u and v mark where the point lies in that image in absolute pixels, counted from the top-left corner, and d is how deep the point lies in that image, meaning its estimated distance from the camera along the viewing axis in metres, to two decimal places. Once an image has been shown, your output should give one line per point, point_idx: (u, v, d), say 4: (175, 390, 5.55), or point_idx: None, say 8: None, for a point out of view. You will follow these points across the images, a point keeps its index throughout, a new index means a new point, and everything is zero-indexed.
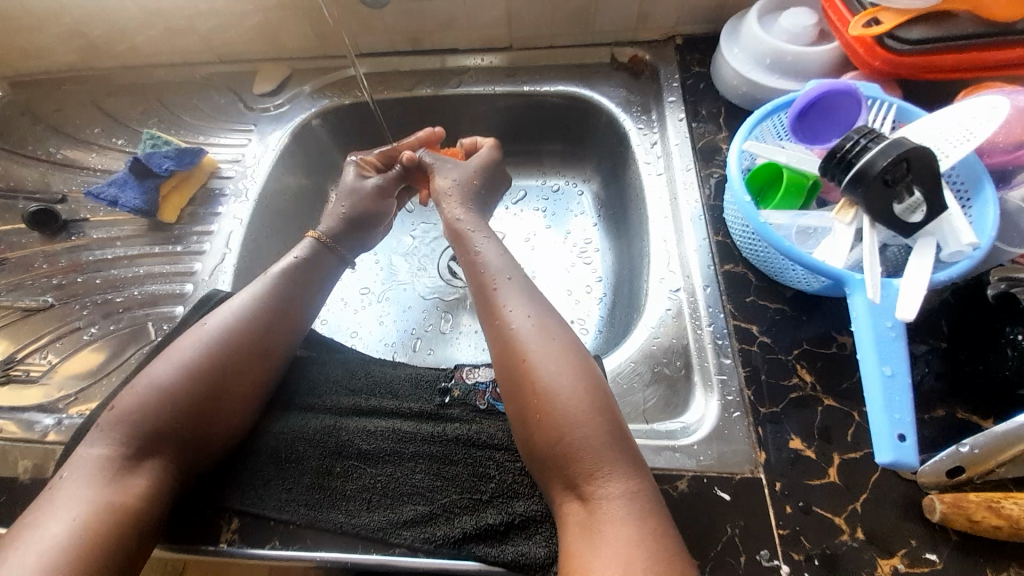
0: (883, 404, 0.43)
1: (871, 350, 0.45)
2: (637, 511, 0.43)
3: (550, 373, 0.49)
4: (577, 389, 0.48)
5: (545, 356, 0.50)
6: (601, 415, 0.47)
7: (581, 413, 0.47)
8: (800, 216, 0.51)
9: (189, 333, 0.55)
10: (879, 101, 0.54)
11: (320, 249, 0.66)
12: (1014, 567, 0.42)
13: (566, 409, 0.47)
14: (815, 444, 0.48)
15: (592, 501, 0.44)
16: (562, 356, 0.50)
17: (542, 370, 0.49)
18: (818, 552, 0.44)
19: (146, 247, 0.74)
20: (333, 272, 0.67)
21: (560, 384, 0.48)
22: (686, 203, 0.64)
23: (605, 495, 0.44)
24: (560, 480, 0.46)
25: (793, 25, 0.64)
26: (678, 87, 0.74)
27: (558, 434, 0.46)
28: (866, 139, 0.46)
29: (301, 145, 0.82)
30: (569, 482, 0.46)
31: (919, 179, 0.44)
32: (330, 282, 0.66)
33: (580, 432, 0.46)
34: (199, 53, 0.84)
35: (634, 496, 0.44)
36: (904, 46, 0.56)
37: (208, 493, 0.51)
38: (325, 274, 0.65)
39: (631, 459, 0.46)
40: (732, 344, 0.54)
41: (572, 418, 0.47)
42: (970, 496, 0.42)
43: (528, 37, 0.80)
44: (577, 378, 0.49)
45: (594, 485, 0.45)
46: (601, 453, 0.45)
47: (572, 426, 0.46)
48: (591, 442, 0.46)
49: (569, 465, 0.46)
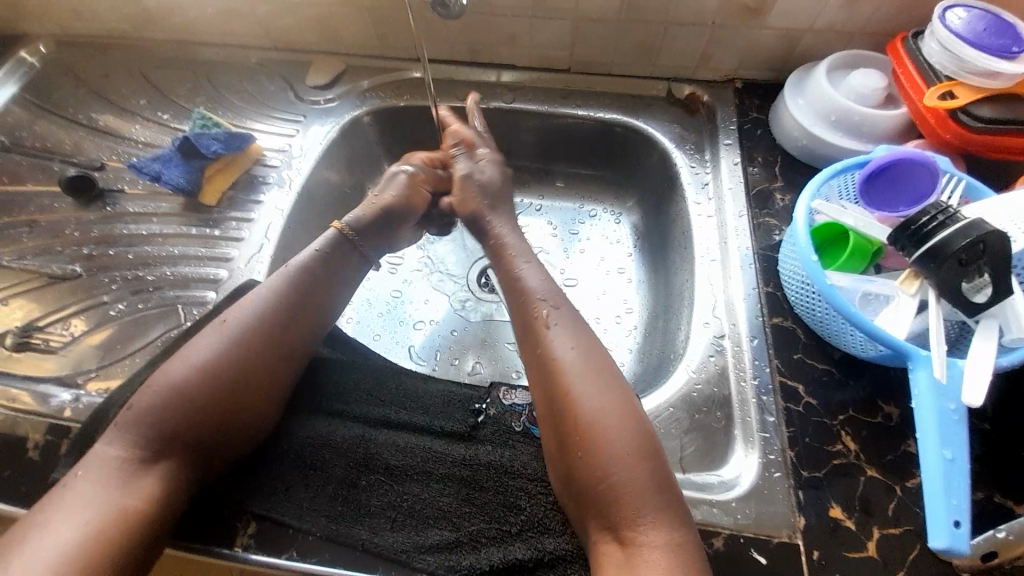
0: (941, 487, 0.44)
1: (934, 433, 0.45)
2: (675, 563, 0.41)
3: (593, 408, 0.48)
4: (620, 428, 0.47)
5: (590, 392, 0.49)
6: (643, 458, 0.46)
7: (625, 453, 0.46)
8: (864, 282, 0.50)
9: (227, 324, 0.53)
10: (948, 175, 0.54)
11: (342, 242, 0.63)
12: None
13: (610, 447, 0.46)
14: (856, 515, 0.46)
15: (632, 547, 0.43)
16: (606, 393, 0.49)
17: (585, 406, 0.48)
18: None
19: (181, 228, 0.72)
20: (356, 270, 0.64)
21: (605, 420, 0.47)
22: (736, 249, 0.64)
23: (646, 541, 0.43)
24: (598, 520, 0.45)
25: (862, 85, 0.64)
26: (735, 130, 0.74)
27: (599, 474, 0.45)
28: (943, 217, 0.46)
29: (347, 141, 0.82)
30: (608, 521, 0.44)
31: (993, 263, 0.44)
32: (350, 279, 0.63)
33: (626, 474, 0.45)
34: (254, 37, 0.84)
35: (674, 546, 0.42)
36: (978, 123, 0.56)
37: (224, 491, 0.49)
38: (345, 269, 0.63)
39: (674, 506, 0.44)
40: (775, 401, 0.53)
41: (615, 457, 0.46)
42: None
43: (587, 64, 0.80)
44: (620, 417, 0.48)
45: (635, 529, 0.43)
46: (644, 497, 0.44)
47: (613, 467, 0.45)
48: (637, 488, 0.45)
49: (608, 505, 0.45)
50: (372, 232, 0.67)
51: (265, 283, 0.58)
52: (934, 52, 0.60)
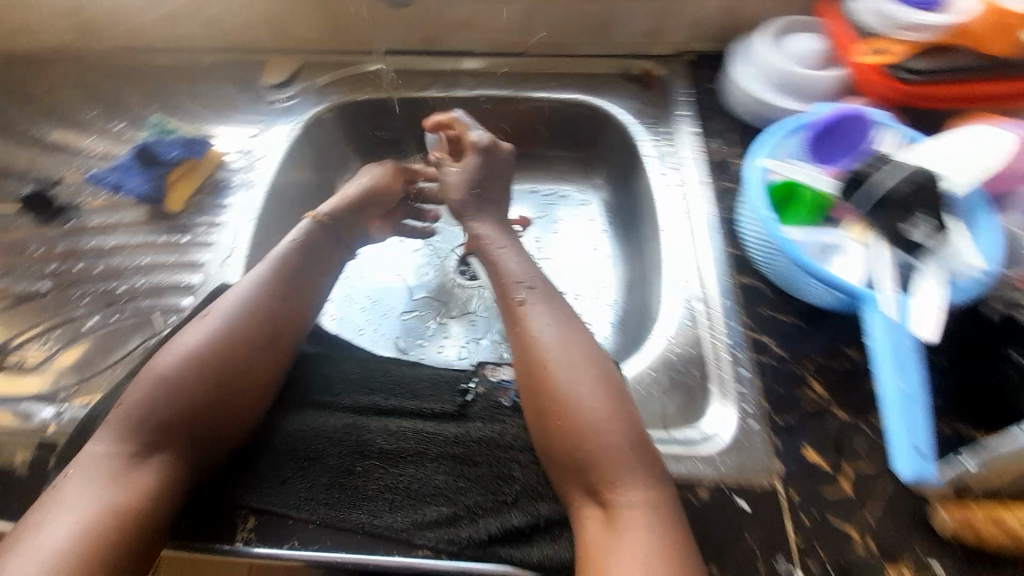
0: (904, 422, 0.46)
1: (891, 367, 0.48)
2: (655, 519, 0.43)
3: (571, 381, 0.50)
4: (597, 397, 0.49)
5: (566, 366, 0.51)
6: (620, 424, 0.48)
7: (603, 420, 0.48)
8: (818, 234, 0.52)
9: (211, 324, 0.54)
10: (888, 127, 0.57)
11: (319, 228, 0.67)
12: None
13: (588, 415, 0.48)
14: (829, 454, 0.48)
15: (613, 509, 0.45)
16: (582, 366, 0.52)
17: (563, 379, 0.51)
18: (833, 563, 0.43)
19: (148, 236, 0.71)
20: (337, 258, 0.68)
21: (583, 392, 0.50)
22: (701, 216, 0.67)
23: (626, 503, 0.45)
24: (580, 486, 0.47)
25: (800, 48, 0.67)
26: (690, 103, 0.76)
27: (579, 441, 0.47)
28: (883, 165, 0.51)
29: (311, 138, 0.81)
30: (588, 487, 0.46)
31: (929, 203, 0.49)
32: (332, 266, 0.67)
33: (603, 439, 0.47)
34: (208, 41, 0.82)
35: (653, 504, 0.44)
36: (911, 77, 0.61)
37: (221, 492, 0.49)
38: (326, 255, 0.66)
39: (653, 468, 0.46)
40: (747, 354, 0.55)
41: (594, 425, 0.48)
42: (973, 507, 0.41)
43: (544, 47, 0.82)
44: (597, 388, 0.50)
45: (614, 491, 0.45)
46: (622, 460, 0.46)
47: (591, 434, 0.47)
48: (615, 452, 0.47)
49: (588, 471, 0.46)
50: (346, 219, 0.71)
51: (251, 274, 0.59)
52: (867, 13, 0.64)
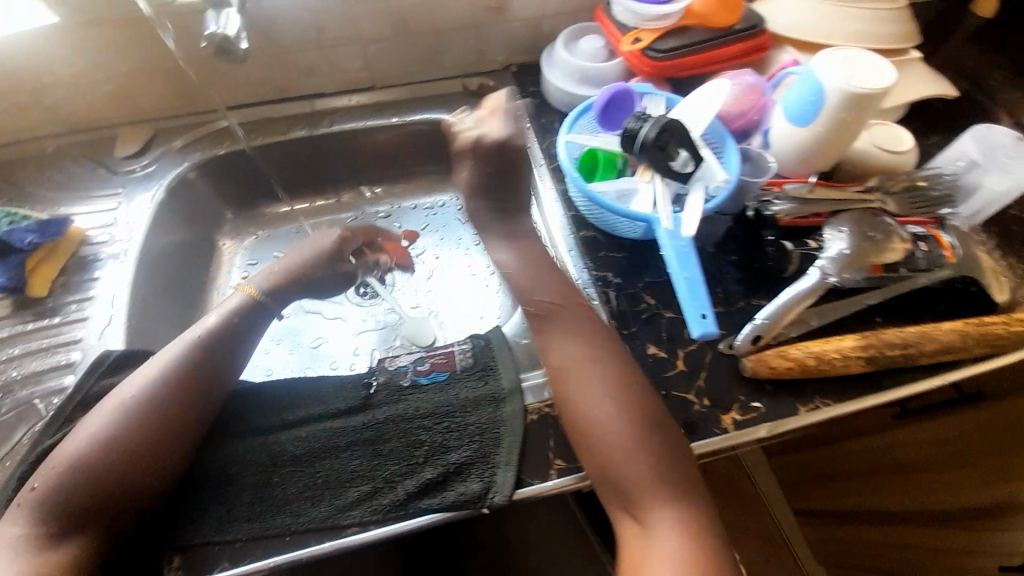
0: (688, 298, 0.58)
1: (675, 261, 0.60)
2: (682, 525, 0.47)
3: (596, 408, 0.52)
4: (620, 419, 0.51)
5: (593, 393, 0.52)
6: (646, 441, 0.50)
7: (627, 442, 0.50)
8: (617, 182, 0.65)
9: (117, 411, 0.52)
10: (651, 96, 0.72)
11: (249, 302, 0.67)
12: (817, 399, 0.55)
13: (616, 439, 0.50)
14: (666, 346, 0.60)
15: (647, 522, 0.48)
16: (608, 387, 0.52)
17: (589, 407, 0.52)
18: (681, 423, 0.54)
19: (15, 327, 0.69)
20: (259, 323, 0.67)
21: (606, 417, 0.51)
22: (545, 190, 0.77)
23: (657, 517, 0.48)
24: (618, 504, 0.50)
25: (589, 47, 0.81)
26: (521, 103, 0.89)
27: (610, 466, 0.50)
28: (642, 121, 0.63)
29: (179, 199, 0.83)
30: (626, 507, 0.49)
31: (681, 143, 0.62)
32: (257, 333, 0.67)
33: (631, 460, 0.49)
34: (48, 125, 0.82)
35: (682, 511, 0.48)
36: (660, 55, 0.76)
37: (151, 544, 0.50)
38: (249, 324, 0.66)
39: (681, 475, 0.49)
40: (596, 288, 0.66)
41: (620, 446, 0.50)
42: (767, 351, 0.55)
43: (388, 78, 0.91)
44: (620, 409, 0.51)
45: (644, 508, 0.48)
46: (655, 476, 0.49)
47: (619, 457, 0.49)
48: (642, 470, 0.49)
49: (623, 491, 0.49)
50: (274, 284, 0.72)
51: (163, 355, 0.58)
52: (621, 12, 0.79)
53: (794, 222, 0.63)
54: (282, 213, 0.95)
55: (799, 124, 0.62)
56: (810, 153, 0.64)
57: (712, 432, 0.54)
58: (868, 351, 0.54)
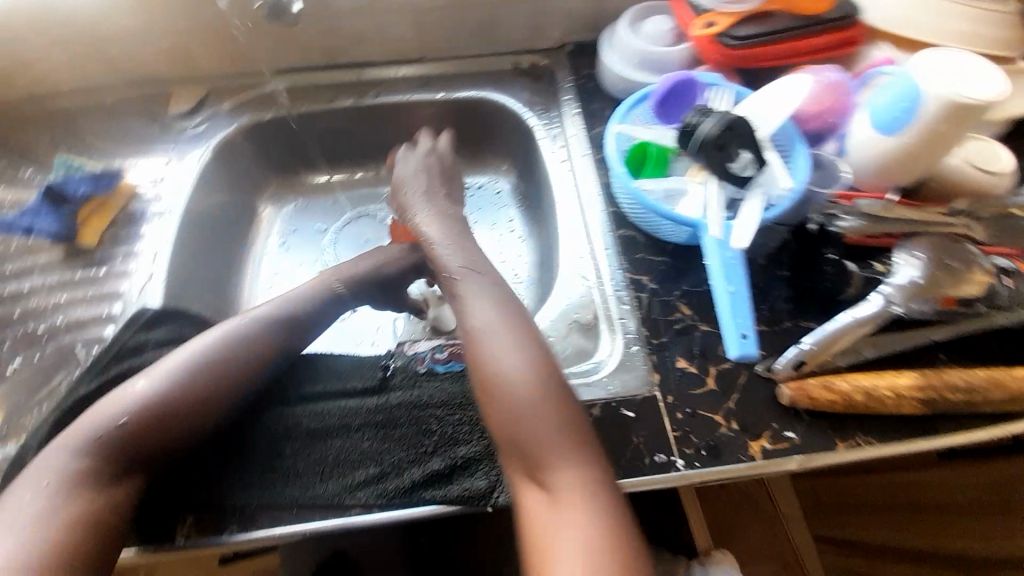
0: (730, 315, 0.54)
1: (720, 274, 0.55)
2: (589, 495, 0.47)
3: (508, 369, 0.52)
4: (528, 382, 0.52)
5: (507, 357, 0.53)
6: (559, 408, 0.50)
7: (536, 406, 0.50)
8: (664, 181, 0.60)
9: (165, 370, 0.54)
10: (717, 87, 0.66)
11: (323, 290, 0.68)
12: (859, 436, 0.51)
13: (517, 397, 0.51)
14: (697, 362, 0.56)
15: (549, 487, 0.48)
16: (524, 353, 0.53)
17: (501, 368, 0.53)
18: (704, 445, 0.51)
19: (65, 274, 0.73)
20: (327, 312, 0.67)
21: (514, 374, 0.52)
22: (587, 183, 0.74)
23: (561, 482, 0.47)
24: (520, 468, 0.49)
25: (655, 29, 0.75)
26: (572, 88, 0.84)
27: (518, 427, 0.50)
28: (703, 116, 0.59)
29: (224, 163, 0.84)
30: (527, 470, 0.49)
31: (744, 144, 0.57)
32: (320, 325, 0.65)
33: (538, 425, 0.50)
34: (110, 79, 0.85)
35: (590, 481, 0.47)
36: (735, 42, 0.70)
37: (164, 500, 0.51)
38: (313, 313, 0.65)
39: (584, 445, 0.49)
40: (629, 293, 0.63)
41: (527, 406, 0.50)
42: (810, 380, 0.51)
43: (437, 51, 0.88)
44: (537, 375, 0.52)
45: (550, 474, 0.48)
46: (557, 443, 0.49)
47: (522, 419, 0.50)
48: (551, 436, 0.49)
49: (527, 451, 0.49)
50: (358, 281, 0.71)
51: (224, 326, 0.59)
52: None
53: (861, 241, 0.57)
54: (321, 183, 0.94)
55: (883, 132, 0.56)
56: (892, 167, 0.57)
57: (736, 459, 0.50)
58: (926, 392, 0.50)
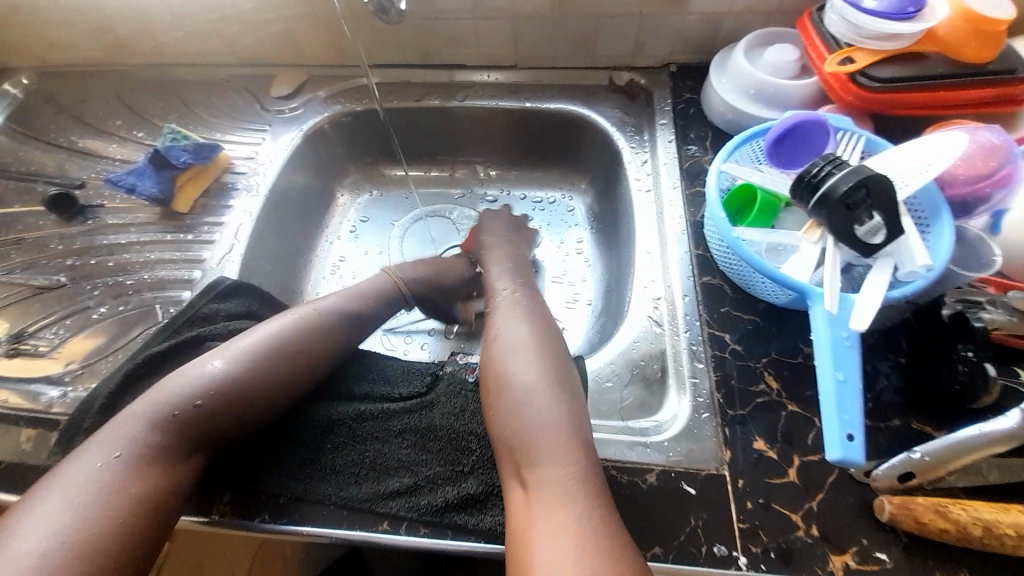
0: (835, 407, 0.47)
1: (828, 355, 0.49)
2: (579, 493, 0.43)
3: (519, 366, 0.53)
4: (535, 379, 0.52)
5: (521, 357, 0.54)
6: (565, 412, 0.49)
7: (539, 403, 0.50)
8: (771, 234, 0.55)
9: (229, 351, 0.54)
10: (847, 134, 0.59)
11: (394, 292, 0.69)
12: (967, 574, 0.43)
13: (520, 392, 0.51)
14: (777, 446, 0.50)
15: (533, 486, 0.45)
16: (539, 358, 0.54)
17: (512, 366, 0.53)
18: (774, 546, 0.45)
19: (157, 235, 0.77)
20: (388, 311, 0.68)
21: (522, 371, 0.53)
22: (672, 219, 0.69)
23: (545, 478, 0.45)
24: (510, 465, 0.48)
25: (778, 59, 0.69)
26: (670, 111, 0.78)
27: (513, 418, 0.49)
28: (831, 166, 0.50)
29: (311, 147, 0.87)
30: (515, 465, 0.47)
31: (880, 205, 0.48)
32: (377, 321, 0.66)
33: (536, 420, 0.49)
34: (223, 56, 0.89)
35: (581, 483, 0.44)
36: (875, 84, 0.61)
37: (210, 477, 0.52)
38: (374, 312, 0.66)
39: (583, 453, 0.47)
40: (706, 350, 0.57)
41: (526, 400, 0.50)
42: (918, 500, 0.43)
43: (532, 59, 0.85)
44: (546, 378, 0.52)
45: (538, 470, 0.46)
46: (552, 442, 0.47)
47: (521, 412, 0.49)
48: (549, 434, 0.48)
49: (518, 446, 0.48)
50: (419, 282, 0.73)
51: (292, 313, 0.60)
52: (835, 22, 0.64)
53: (1005, 339, 0.50)
54: (397, 177, 0.95)
55: None
56: None
57: (811, 570, 0.44)
58: None
